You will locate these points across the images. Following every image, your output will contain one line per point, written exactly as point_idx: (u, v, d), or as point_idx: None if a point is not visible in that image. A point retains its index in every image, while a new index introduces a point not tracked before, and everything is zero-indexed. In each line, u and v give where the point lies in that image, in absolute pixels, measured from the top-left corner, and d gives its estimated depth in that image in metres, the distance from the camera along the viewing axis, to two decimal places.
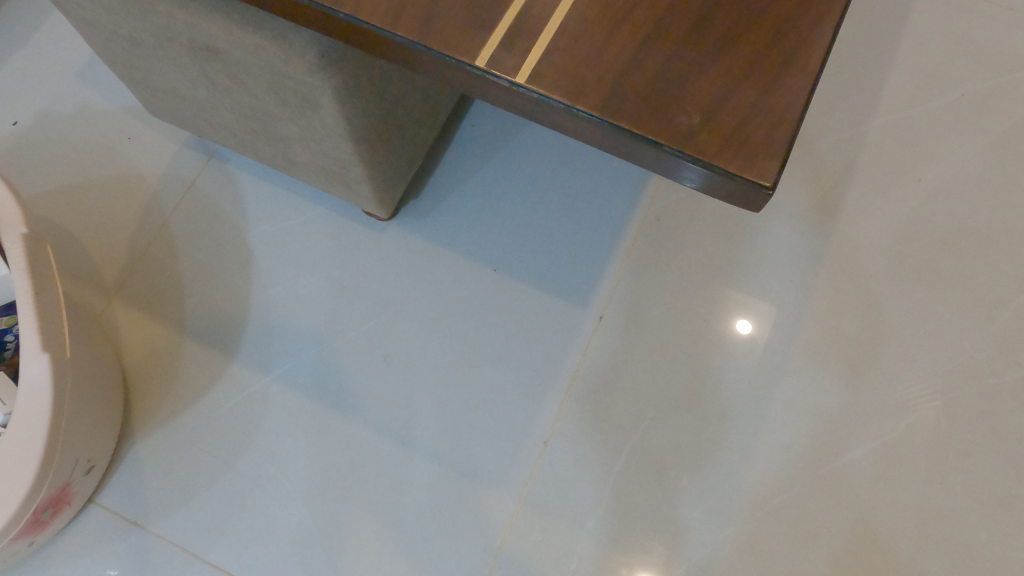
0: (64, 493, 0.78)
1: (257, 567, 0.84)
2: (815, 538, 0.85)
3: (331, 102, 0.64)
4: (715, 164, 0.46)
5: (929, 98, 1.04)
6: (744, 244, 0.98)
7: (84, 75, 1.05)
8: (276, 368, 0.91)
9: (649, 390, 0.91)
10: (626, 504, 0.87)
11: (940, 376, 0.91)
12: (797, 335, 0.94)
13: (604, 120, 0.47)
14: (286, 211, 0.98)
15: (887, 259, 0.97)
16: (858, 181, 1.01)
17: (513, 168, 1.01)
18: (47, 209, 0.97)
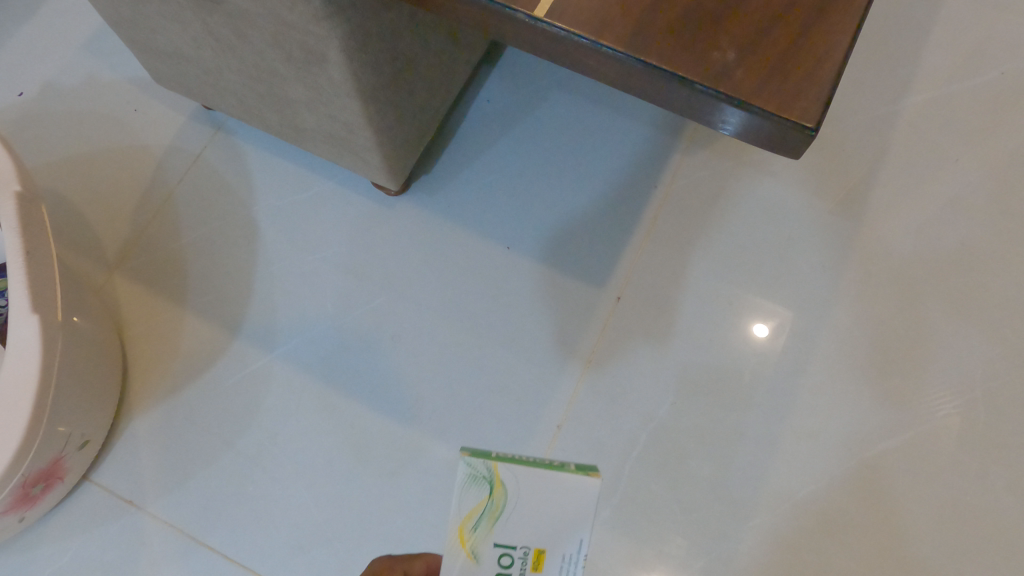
0: (56, 468, 0.75)
1: (257, 552, 0.81)
2: (843, 534, 0.81)
3: (338, 56, 0.61)
4: (751, 103, 0.42)
5: (968, 75, 0.99)
6: (771, 224, 0.93)
7: (91, 45, 1.03)
8: (280, 345, 0.88)
9: (670, 375, 0.87)
10: (644, 494, 0.82)
11: (978, 365, 0.86)
12: (826, 321, 0.89)
13: (630, 57, 0.43)
14: (293, 185, 0.95)
15: (924, 243, 0.91)
16: (892, 161, 0.96)
17: (528, 143, 0.97)
18: (51, 180, 0.95)
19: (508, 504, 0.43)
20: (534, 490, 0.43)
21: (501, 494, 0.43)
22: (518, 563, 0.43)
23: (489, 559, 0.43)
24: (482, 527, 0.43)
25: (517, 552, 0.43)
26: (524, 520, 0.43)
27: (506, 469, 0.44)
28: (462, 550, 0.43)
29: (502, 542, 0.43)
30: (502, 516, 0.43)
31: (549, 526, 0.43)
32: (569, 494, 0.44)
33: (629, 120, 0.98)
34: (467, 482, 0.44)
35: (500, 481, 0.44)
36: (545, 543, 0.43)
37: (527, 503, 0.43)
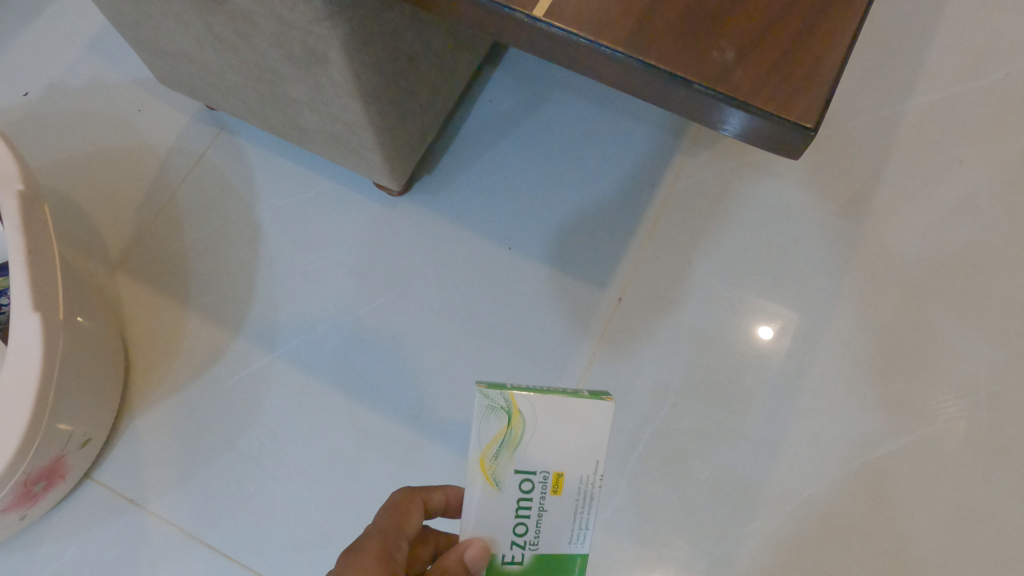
0: (58, 466, 0.75)
1: (257, 551, 0.81)
2: (844, 537, 0.80)
3: (339, 55, 0.61)
4: (750, 103, 0.42)
5: (972, 75, 0.98)
6: (774, 224, 0.93)
7: (95, 46, 1.03)
8: (282, 345, 0.88)
9: (671, 377, 0.87)
10: (644, 496, 0.83)
11: (982, 368, 0.85)
12: (828, 323, 0.88)
13: (629, 57, 0.43)
14: (295, 185, 0.95)
15: (928, 245, 0.91)
16: (896, 162, 0.95)
17: (531, 144, 0.97)
18: (54, 180, 0.95)
19: (525, 430, 0.46)
20: (550, 417, 0.46)
21: (519, 422, 0.46)
22: (536, 481, 0.46)
23: (511, 481, 0.46)
24: (502, 455, 0.46)
25: (536, 473, 0.46)
26: (540, 444, 0.46)
27: (523, 400, 0.46)
28: (486, 475, 0.46)
29: (522, 469, 0.46)
30: (521, 442, 0.46)
31: (564, 448, 0.46)
32: (583, 416, 0.46)
33: (631, 121, 0.98)
34: (485, 414, 0.46)
35: (517, 410, 0.46)
36: (561, 463, 0.46)
37: (543, 428, 0.46)
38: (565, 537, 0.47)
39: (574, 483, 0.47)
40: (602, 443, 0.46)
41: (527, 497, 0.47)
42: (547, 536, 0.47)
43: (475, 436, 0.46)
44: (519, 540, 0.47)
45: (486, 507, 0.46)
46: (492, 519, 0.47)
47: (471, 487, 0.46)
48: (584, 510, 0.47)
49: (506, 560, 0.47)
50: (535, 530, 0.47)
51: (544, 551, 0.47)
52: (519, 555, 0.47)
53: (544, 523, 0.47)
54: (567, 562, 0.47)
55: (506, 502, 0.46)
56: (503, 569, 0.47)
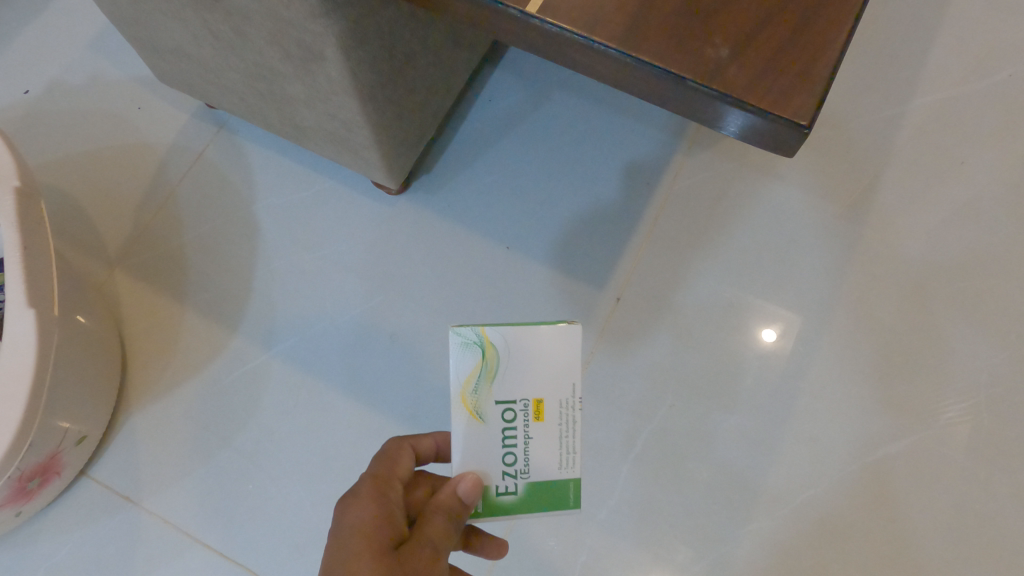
0: (53, 463, 0.75)
1: (252, 550, 0.81)
2: (843, 539, 0.80)
3: (335, 53, 0.61)
4: (745, 100, 0.41)
5: (976, 77, 0.98)
6: (773, 225, 0.93)
7: (96, 44, 1.03)
8: (279, 343, 0.88)
9: (669, 378, 0.86)
10: (642, 497, 0.82)
11: (983, 370, 0.85)
12: (829, 324, 0.88)
13: (623, 54, 0.43)
14: (294, 183, 0.95)
15: (929, 247, 0.90)
16: (897, 163, 0.95)
17: (530, 143, 0.97)
18: (54, 178, 0.96)
19: (499, 362, 0.52)
20: (520, 348, 0.52)
21: (492, 354, 0.51)
22: (516, 409, 0.52)
23: (493, 412, 0.52)
24: (482, 388, 0.52)
25: (515, 402, 0.52)
26: (515, 375, 0.52)
27: (493, 332, 0.51)
28: (469, 408, 0.52)
29: (501, 399, 0.52)
30: (497, 373, 0.52)
31: (538, 377, 0.52)
32: (552, 343, 0.52)
33: (631, 121, 0.98)
34: (461, 351, 0.51)
35: (490, 344, 0.51)
36: (538, 391, 0.52)
37: (515, 360, 0.52)
38: (552, 461, 0.53)
39: (552, 408, 0.52)
40: (572, 365, 0.52)
41: (511, 426, 0.52)
42: (534, 461, 0.53)
43: (454, 372, 0.51)
44: (510, 469, 0.53)
45: (473, 439, 0.52)
46: (482, 450, 0.52)
47: (458, 421, 0.52)
48: (564, 433, 0.53)
49: (500, 490, 0.53)
50: (523, 458, 0.52)
51: (534, 475, 0.53)
52: (512, 484, 0.53)
53: (530, 450, 0.53)
54: (556, 485, 0.53)
55: (492, 433, 0.52)
56: (499, 498, 0.53)
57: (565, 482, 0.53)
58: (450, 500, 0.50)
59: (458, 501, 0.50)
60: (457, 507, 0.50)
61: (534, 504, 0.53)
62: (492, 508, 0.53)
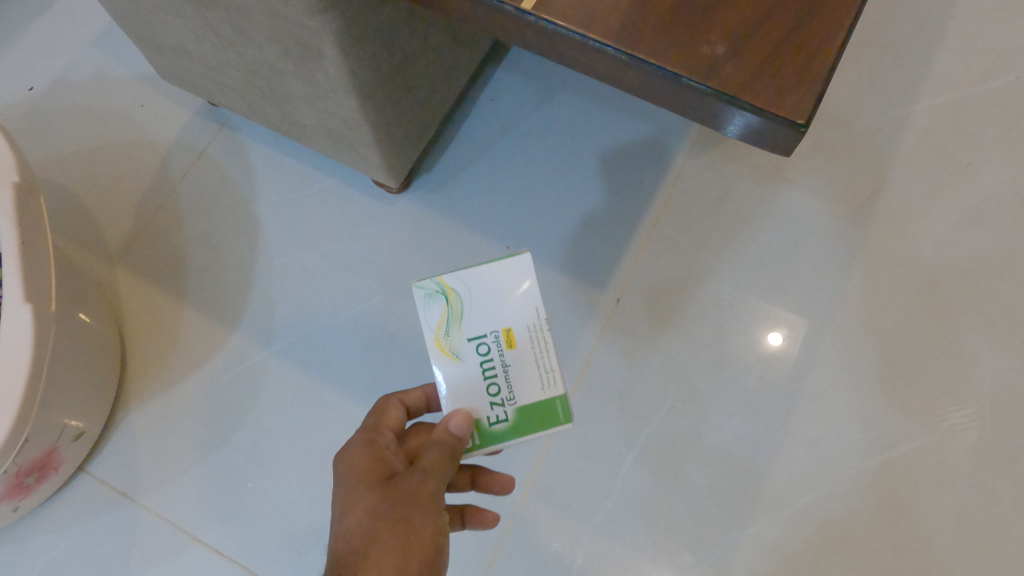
0: (50, 458, 0.75)
1: (248, 547, 0.81)
2: (843, 544, 0.79)
3: (333, 50, 0.61)
4: (741, 98, 0.41)
5: (982, 80, 0.97)
6: (775, 226, 0.92)
7: (100, 42, 1.04)
8: (278, 341, 0.88)
9: (668, 379, 0.86)
10: (640, 499, 0.82)
11: (987, 375, 0.84)
12: (830, 327, 0.87)
13: (618, 50, 0.42)
14: (295, 181, 0.95)
15: (933, 250, 0.89)
16: (902, 165, 0.94)
17: (532, 143, 0.96)
18: (57, 175, 0.96)
19: (464, 304, 0.52)
20: (480, 285, 0.52)
21: (454, 297, 0.52)
22: (488, 341, 0.52)
23: (467, 348, 0.52)
24: (453, 330, 0.52)
25: (486, 334, 0.52)
26: (481, 312, 0.52)
27: (451, 278, 0.52)
28: (444, 352, 0.52)
29: (473, 336, 0.52)
30: (463, 313, 0.52)
31: (504, 306, 0.52)
32: (509, 272, 0.52)
33: (634, 121, 0.97)
34: (425, 303, 0.52)
35: (450, 289, 0.52)
36: (506, 319, 0.52)
37: (477, 296, 0.52)
38: (535, 384, 0.52)
39: (523, 333, 0.52)
40: (534, 288, 0.52)
41: (488, 360, 0.52)
42: (519, 388, 0.52)
43: (423, 323, 0.52)
44: (496, 400, 0.52)
45: (455, 379, 0.52)
46: (466, 388, 0.52)
47: (436, 368, 0.52)
48: (540, 355, 0.52)
49: (492, 421, 0.52)
50: (507, 386, 0.52)
51: (521, 402, 0.52)
52: (501, 413, 0.52)
53: (511, 377, 0.52)
54: (544, 404, 0.52)
55: (471, 369, 0.52)
56: (493, 429, 0.52)
57: (554, 401, 0.52)
58: (445, 436, 0.49)
59: (454, 437, 0.49)
60: (453, 443, 0.49)
61: (527, 428, 0.52)
62: (486, 439, 0.52)
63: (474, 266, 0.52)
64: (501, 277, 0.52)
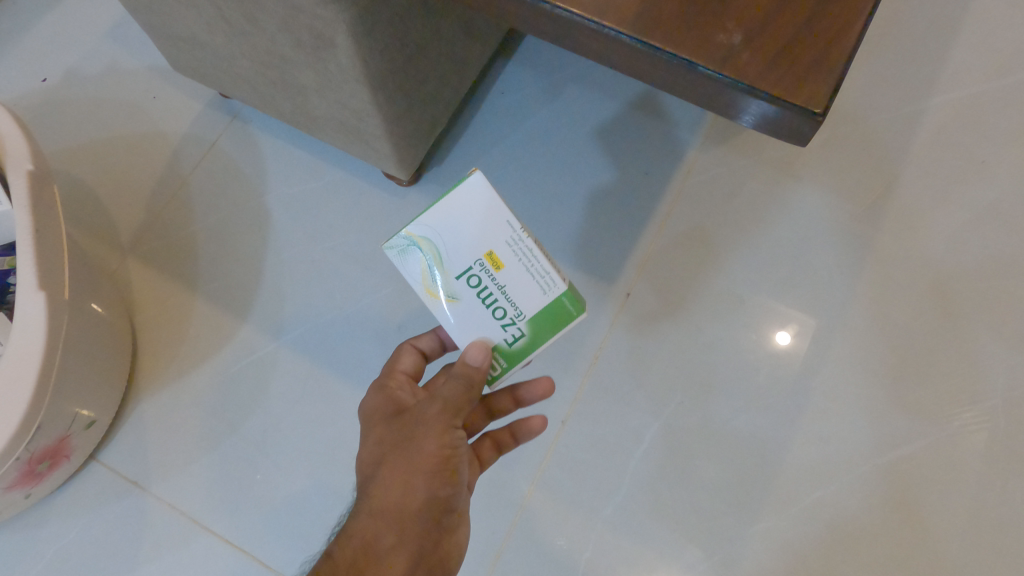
0: (62, 446, 0.75)
1: (257, 537, 0.81)
2: (853, 540, 0.79)
3: (346, 40, 0.60)
4: (756, 86, 0.41)
5: (999, 76, 0.96)
6: (787, 220, 0.91)
7: (113, 34, 1.04)
8: (287, 333, 0.88)
9: (677, 374, 0.86)
10: (648, 494, 0.82)
11: (1000, 373, 0.83)
12: (841, 324, 0.86)
13: (633, 38, 0.42)
14: (306, 174, 0.95)
15: (946, 246, 0.89)
16: (915, 161, 0.93)
17: (542, 136, 0.96)
18: (70, 166, 0.96)
19: (439, 247, 0.50)
20: (448, 223, 0.49)
21: (426, 244, 0.50)
22: (475, 272, 0.50)
23: (460, 286, 0.51)
24: (438, 275, 0.51)
25: (470, 267, 0.50)
26: (459, 248, 0.50)
27: (415, 227, 0.50)
28: (441, 297, 0.52)
29: (460, 273, 0.50)
30: (442, 254, 0.50)
31: (476, 233, 0.49)
32: (466, 197, 0.49)
33: (645, 114, 0.97)
34: (404, 260, 0.52)
35: (419, 237, 0.50)
36: (482, 244, 0.49)
37: (449, 235, 0.50)
38: (535, 289, 0.50)
39: (506, 249, 0.49)
40: (497, 203, 0.49)
41: (484, 290, 0.51)
42: (521, 302, 0.50)
43: (410, 279, 0.52)
44: (507, 320, 0.51)
45: (465, 316, 0.52)
46: (476, 321, 0.52)
47: (442, 313, 0.52)
48: (530, 262, 0.50)
49: (510, 341, 0.52)
50: (510, 305, 0.51)
51: (529, 313, 0.50)
52: (516, 330, 0.51)
53: (510, 296, 0.50)
54: (550, 306, 0.50)
55: (471, 303, 0.51)
56: (514, 348, 0.52)
57: (560, 299, 0.50)
58: (464, 368, 0.51)
59: (470, 368, 0.51)
60: (471, 374, 0.52)
61: (545, 334, 0.51)
62: (510, 359, 0.53)
63: (433, 205, 0.49)
64: (462, 208, 0.49)
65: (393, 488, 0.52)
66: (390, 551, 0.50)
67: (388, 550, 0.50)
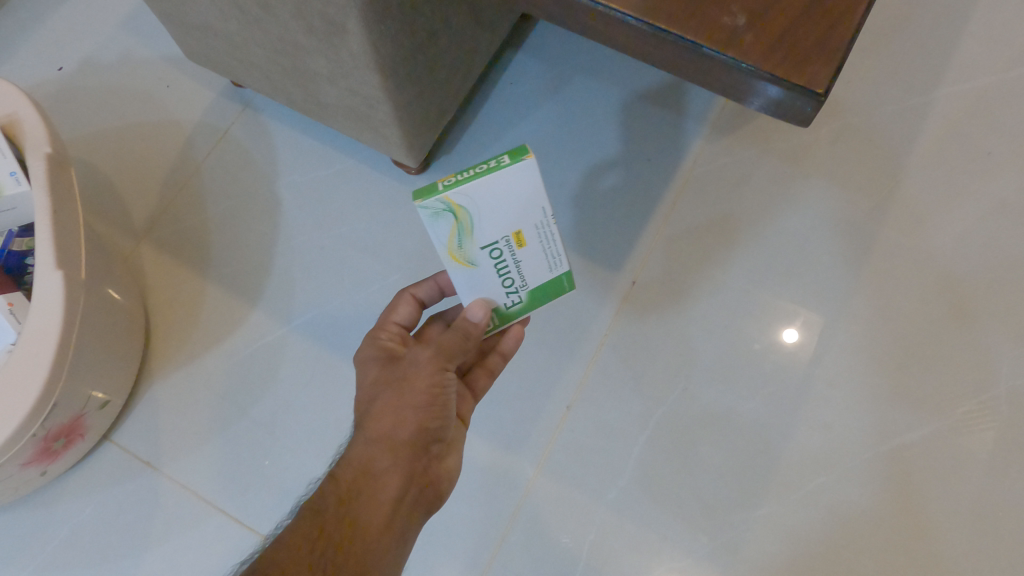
0: (77, 425, 0.77)
1: (265, 517, 0.82)
2: (854, 526, 0.79)
3: (357, 26, 0.61)
4: (759, 66, 0.41)
5: (1008, 68, 0.96)
6: (793, 210, 0.92)
7: (127, 24, 1.06)
8: (298, 318, 0.89)
9: (682, 361, 0.86)
10: (651, 479, 0.82)
11: (1004, 363, 0.83)
12: (846, 312, 0.87)
13: (639, 21, 0.43)
14: (316, 161, 0.96)
15: (952, 237, 0.89)
16: (922, 152, 0.93)
17: (551, 125, 0.97)
18: (86, 152, 0.98)
19: (473, 218, 0.50)
20: (489, 196, 0.49)
21: (463, 215, 0.50)
22: (500, 247, 0.52)
23: (482, 256, 0.53)
24: (464, 242, 0.51)
25: (497, 242, 0.52)
26: (490, 223, 0.51)
27: (457, 196, 0.49)
28: (459, 260, 0.53)
29: (484, 245, 0.52)
30: (474, 224, 0.50)
31: (512, 212, 0.50)
32: (514, 179, 0.49)
33: (652, 105, 0.97)
34: (434, 220, 0.50)
35: (458, 206, 0.49)
36: (514, 224, 0.51)
37: (486, 209, 0.50)
38: (543, 267, 0.55)
39: (532, 231, 0.52)
40: (540, 192, 0.50)
41: (501, 261, 0.54)
42: (529, 275, 0.55)
43: (434, 239, 0.51)
44: (510, 288, 0.56)
45: (471, 279, 0.54)
46: (482, 286, 0.55)
47: (453, 272, 0.54)
48: (548, 244, 0.54)
49: (508, 305, 0.57)
50: (519, 277, 0.55)
51: (532, 286, 0.56)
52: (516, 297, 0.57)
53: (522, 270, 0.55)
54: (552, 281, 0.57)
55: (485, 271, 0.54)
56: (510, 311, 0.58)
57: (560, 276, 0.57)
58: (463, 323, 0.56)
59: (470, 323, 0.55)
60: (469, 329, 0.56)
61: (539, 301, 0.58)
62: (504, 318, 0.58)
63: (481, 176, 0.48)
64: (507, 189, 0.49)
65: (386, 419, 0.55)
66: (387, 472, 0.54)
67: (385, 472, 0.54)
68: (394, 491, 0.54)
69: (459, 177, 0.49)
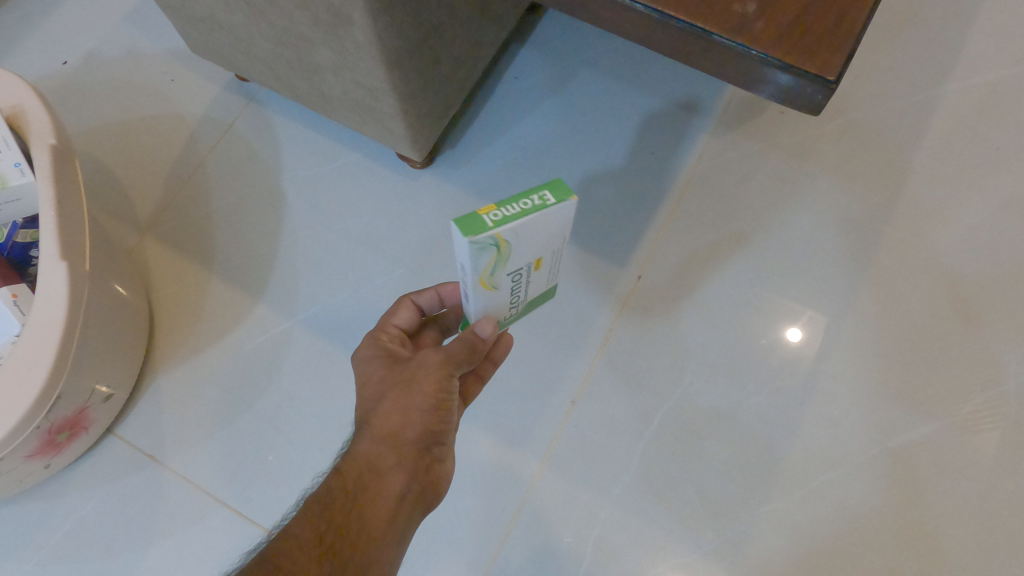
0: (81, 417, 0.77)
1: (268, 511, 0.82)
2: (860, 522, 0.79)
3: (363, 17, 0.61)
4: (771, 54, 0.41)
5: (1015, 63, 0.95)
6: (798, 206, 0.92)
7: (132, 19, 1.06)
8: (301, 312, 0.89)
9: (687, 356, 0.86)
10: (656, 474, 0.82)
11: (1012, 358, 0.83)
12: (852, 308, 0.87)
13: (649, 7, 0.42)
14: (320, 155, 0.96)
15: (960, 232, 0.88)
16: (929, 147, 0.93)
17: (556, 120, 0.97)
18: (89, 146, 0.98)
19: (512, 249, 0.46)
20: (532, 230, 0.45)
21: (505, 248, 0.45)
22: (522, 272, 0.51)
23: (505, 280, 0.50)
24: (495, 269, 0.48)
25: (522, 267, 0.50)
26: (523, 252, 0.48)
27: (508, 234, 0.44)
28: (483, 284, 0.49)
29: (510, 270, 0.49)
30: (510, 254, 0.47)
31: (542, 242, 0.48)
32: (558, 216, 0.46)
33: (657, 100, 0.97)
34: (476, 254, 0.44)
35: (503, 241, 0.44)
36: (540, 253, 0.50)
37: (526, 242, 0.46)
38: (542, 281, 0.57)
39: (551, 254, 0.51)
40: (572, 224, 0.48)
41: (517, 280, 0.52)
42: (530, 288, 0.56)
43: (468, 267, 0.46)
44: (513, 301, 0.56)
45: (485, 295, 0.52)
46: (494, 302, 0.54)
47: (472, 292, 0.50)
48: (555, 263, 0.54)
49: (507, 315, 0.58)
50: (523, 291, 0.55)
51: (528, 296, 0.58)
52: (514, 307, 0.58)
53: (529, 285, 0.55)
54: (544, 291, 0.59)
55: (503, 291, 0.52)
56: (506, 319, 0.59)
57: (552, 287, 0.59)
58: (469, 335, 0.54)
59: (477, 337, 0.54)
60: (476, 342, 0.54)
61: (529, 307, 0.60)
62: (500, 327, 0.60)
63: (531, 214, 0.43)
64: (551, 225, 0.46)
65: (393, 418, 0.54)
66: (391, 471, 0.54)
67: (389, 469, 0.54)
68: (397, 490, 0.54)
69: (505, 211, 0.43)
